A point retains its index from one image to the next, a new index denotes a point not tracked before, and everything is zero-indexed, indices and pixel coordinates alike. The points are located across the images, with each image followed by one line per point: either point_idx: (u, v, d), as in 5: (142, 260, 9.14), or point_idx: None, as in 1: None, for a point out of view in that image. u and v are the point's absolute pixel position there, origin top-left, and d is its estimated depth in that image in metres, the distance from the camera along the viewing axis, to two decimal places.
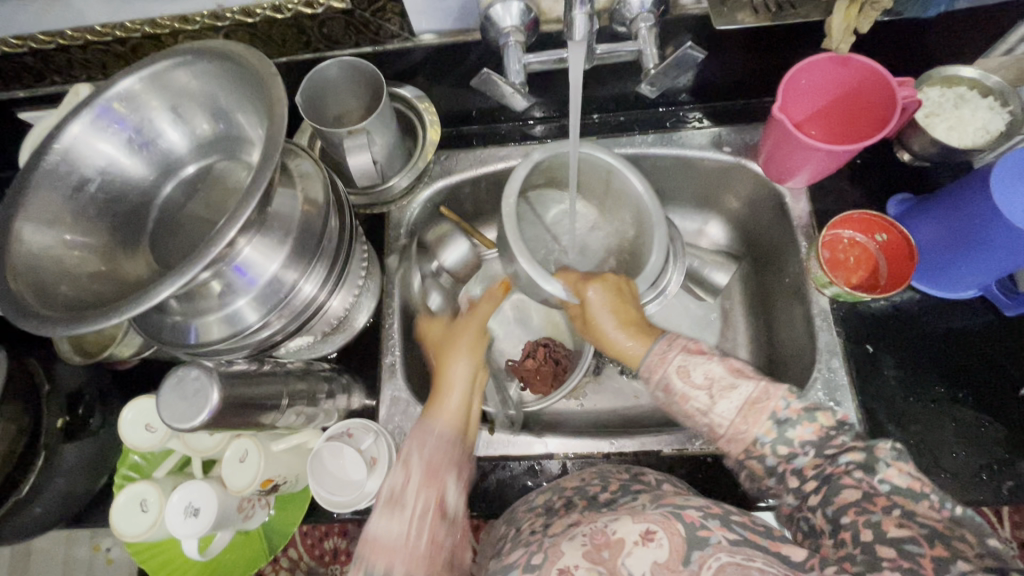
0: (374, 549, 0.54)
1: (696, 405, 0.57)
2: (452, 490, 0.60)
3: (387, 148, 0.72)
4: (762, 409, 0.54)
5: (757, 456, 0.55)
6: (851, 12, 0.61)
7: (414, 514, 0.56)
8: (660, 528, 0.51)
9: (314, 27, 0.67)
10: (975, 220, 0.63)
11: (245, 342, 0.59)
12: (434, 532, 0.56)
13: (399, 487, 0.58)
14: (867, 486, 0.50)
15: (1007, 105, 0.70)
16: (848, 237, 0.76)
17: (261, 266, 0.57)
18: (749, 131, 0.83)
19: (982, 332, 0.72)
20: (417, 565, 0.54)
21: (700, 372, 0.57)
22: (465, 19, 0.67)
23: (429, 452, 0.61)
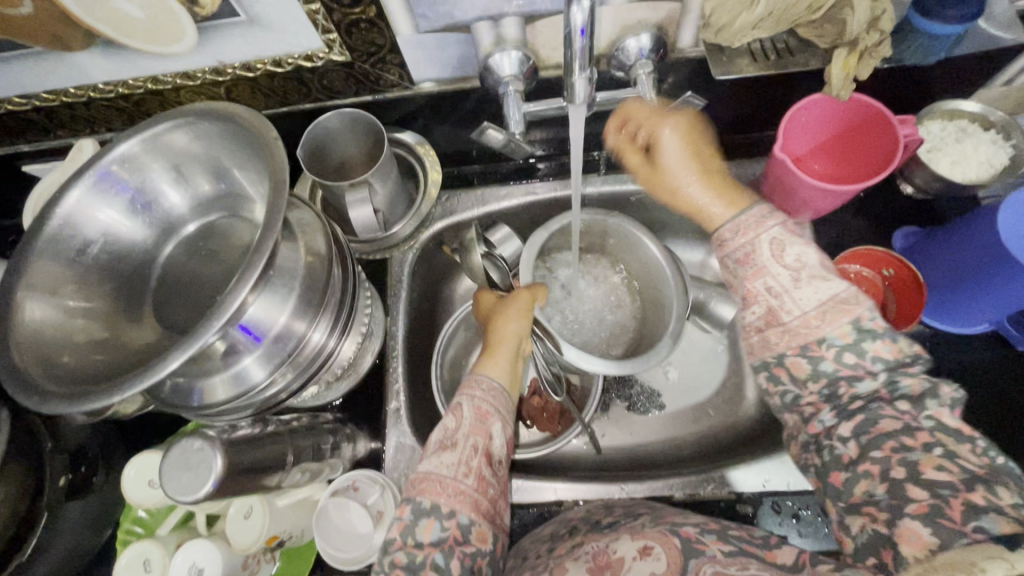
0: (427, 483, 0.57)
1: (769, 284, 0.50)
2: (498, 433, 0.62)
3: (390, 194, 0.72)
4: (846, 312, 0.48)
5: (808, 356, 0.48)
6: (851, 61, 0.59)
7: (465, 452, 0.59)
8: (658, 543, 0.54)
9: (314, 79, 0.68)
10: (983, 258, 0.63)
11: (251, 401, 0.58)
12: (482, 474, 0.59)
13: (454, 427, 0.61)
14: (909, 419, 0.46)
15: (1010, 139, 0.69)
16: (855, 271, 0.73)
17: (268, 322, 0.56)
18: (749, 166, 0.83)
19: (994, 365, 0.71)
20: (464, 500, 0.57)
21: (794, 252, 0.50)
22: (464, 68, 0.67)
23: (479, 398, 0.64)
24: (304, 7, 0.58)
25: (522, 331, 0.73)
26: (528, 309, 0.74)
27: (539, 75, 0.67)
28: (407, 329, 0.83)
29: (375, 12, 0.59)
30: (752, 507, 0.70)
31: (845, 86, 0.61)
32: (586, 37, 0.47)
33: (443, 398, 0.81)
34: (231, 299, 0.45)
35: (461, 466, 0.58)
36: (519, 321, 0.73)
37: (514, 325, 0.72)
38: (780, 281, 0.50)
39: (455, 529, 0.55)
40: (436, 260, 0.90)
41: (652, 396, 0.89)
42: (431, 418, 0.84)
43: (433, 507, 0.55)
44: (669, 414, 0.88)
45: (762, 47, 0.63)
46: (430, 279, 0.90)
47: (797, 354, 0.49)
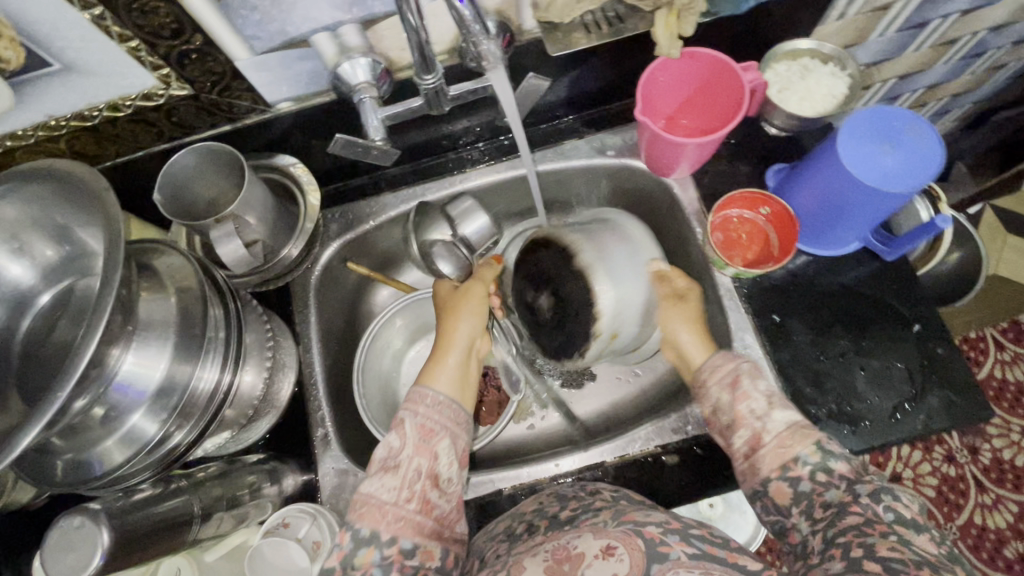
0: (368, 507, 0.58)
1: (753, 407, 0.64)
2: (443, 451, 0.63)
3: (268, 221, 0.70)
4: (808, 435, 0.61)
5: (790, 481, 0.59)
6: (671, 20, 0.62)
7: (408, 476, 0.60)
8: (621, 543, 0.56)
9: (161, 118, 0.65)
10: (835, 182, 0.67)
11: (152, 457, 0.56)
12: (426, 498, 0.60)
13: (399, 446, 0.61)
14: (870, 513, 0.55)
15: (847, 69, 0.76)
16: (736, 215, 0.78)
17: (146, 377, 0.54)
18: (627, 132, 0.87)
19: (870, 279, 0.77)
20: (400, 522, 0.58)
21: (760, 386, 0.65)
22: (317, 82, 0.66)
23: (423, 415, 0.64)
24: (122, 45, 0.55)
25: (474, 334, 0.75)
26: (479, 309, 0.77)
27: (394, 78, 0.67)
28: (322, 353, 0.81)
29: (202, 39, 0.56)
30: (678, 456, 0.73)
31: (673, 42, 0.63)
32: None
33: (370, 413, 0.80)
34: (73, 368, 0.44)
35: (404, 492, 0.59)
36: (470, 322, 0.75)
37: (468, 328, 0.75)
38: (758, 404, 0.64)
39: (396, 554, 0.57)
40: (343, 278, 0.89)
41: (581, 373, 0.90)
42: (365, 436, 0.83)
43: (373, 535, 0.57)
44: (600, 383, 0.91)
45: (595, 18, 0.66)
46: (341, 298, 0.89)
47: (781, 478, 0.60)
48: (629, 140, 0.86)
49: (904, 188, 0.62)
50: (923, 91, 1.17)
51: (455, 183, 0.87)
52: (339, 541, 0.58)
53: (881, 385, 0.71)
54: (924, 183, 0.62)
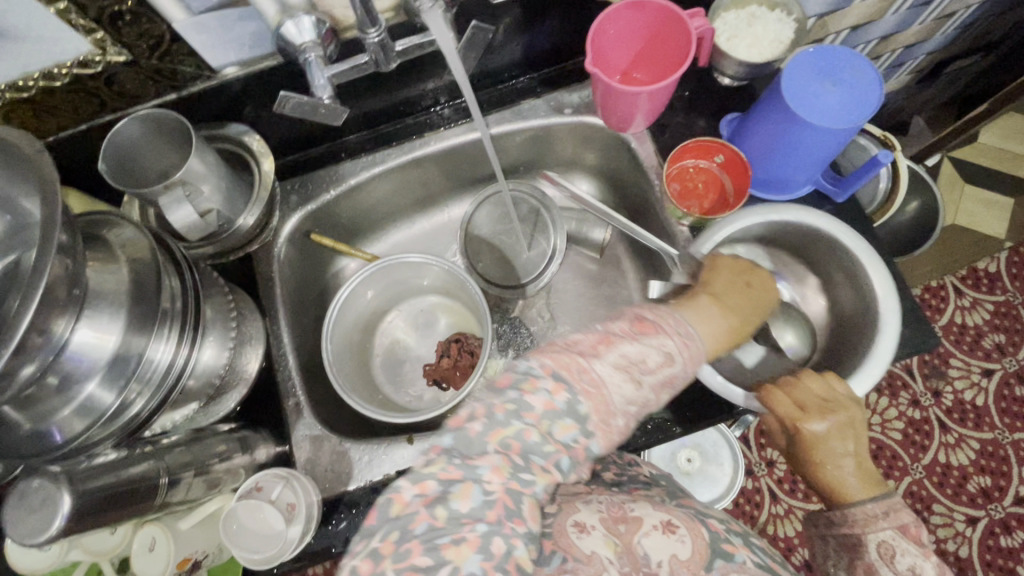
0: (592, 389, 0.45)
1: (884, 540, 0.57)
2: (668, 357, 0.49)
3: (223, 190, 0.69)
4: (865, 546, 0.58)
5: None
6: None
7: (640, 357, 0.48)
8: (683, 527, 0.56)
9: (102, 87, 0.63)
10: (780, 126, 0.68)
11: (112, 428, 0.56)
12: (630, 378, 0.47)
13: (661, 343, 0.49)
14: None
15: (793, 14, 0.76)
16: (692, 165, 0.80)
17: (98, 349, 0.53)
18: (584, 90, 0.87)
19: (824, 222, 0.79)
20: (607, 403, 0.46)
21: (904, 560, 0.55)
22: (261, 45, 0.65)
23: (683, 346, 0.50)
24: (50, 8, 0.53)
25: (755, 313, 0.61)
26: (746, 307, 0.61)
27: (340, 38, 0.66)
28: (289, 324, 0.81)
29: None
30: None
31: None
32: None
33: (341, 380, 0.80)
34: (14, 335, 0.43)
35: (633, 399, 0.47)
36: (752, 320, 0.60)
37: (771, 294, 0.64)
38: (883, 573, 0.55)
39: (559, 435, 0.44)
40: (307, 250, 0.88)
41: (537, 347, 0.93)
42: (339, 405, 0.84)
43: (516, 415, 0.43)
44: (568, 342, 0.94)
45: None
46: (307, 270, 0.89)
47: None
48: (585, 97, 0.87)
49: (843, 124, 0.63)
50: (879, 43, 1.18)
51: (415, 148, 0.87)
52: (553, 388, 0.44)
53: (832, 332, 0.76)
54: (862, 122, 0.63)
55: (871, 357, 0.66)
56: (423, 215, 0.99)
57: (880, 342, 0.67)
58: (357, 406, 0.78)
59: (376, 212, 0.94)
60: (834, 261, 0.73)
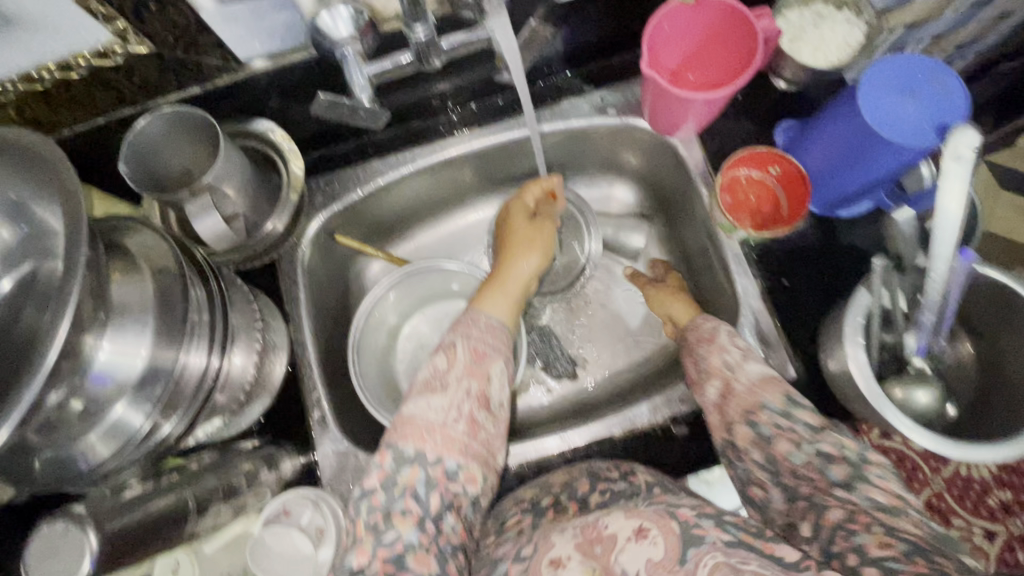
0: (411, 427, 0.59)
1: (727, 358, 0.63)
2: (494, 375, 0.63)
3: (248, 194, 0.64)
4: (779, 385, 0.58)
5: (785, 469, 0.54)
6: None
7: (456, 396, 0.60)
8: (654, 525, 0.51)
9: (122, 78, 0.58)
10: (851, 140, 0.63)
11: (141, 448, 0.53)
12: (474, 419, 0.60)
13: (448, 370, 0.62)
14: (852, 505, 0.49)
15: (863, 15, 0.70)
16: (744, 176, 0.75)
17: (127, 363, 0.50)
18: (629, 88, 0.82)
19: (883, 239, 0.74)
20: (454, 446, 0.59)
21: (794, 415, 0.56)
22: (293, 37, 0.60)
23: (474, 339, 0.64)
24: None
25: (527, 269, 0.76)
26: (541, 248, 0.79)
27: (379, 31, 0.61)
28: (313, 331, 0.77)
29: None
30: (688, 428, 0.71)
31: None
32: None
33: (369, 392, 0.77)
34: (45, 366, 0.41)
35: (449, 410, 0.60)
36: (527, 259, 0.77)
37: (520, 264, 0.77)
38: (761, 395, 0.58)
39: (441, 473, 0.58)
40: (330, 252, 0.84)
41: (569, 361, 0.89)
42: (363, 416, 0.81)
43: (418, 454, 0.57)
44: (601, 354, 0.90)
45: None
46: (330, 273, 0.85)
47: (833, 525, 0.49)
48: (630, 97, 0.81)
49: (925, 142, 0.59)
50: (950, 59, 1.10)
51: (445, 148, 0.82)
52: (380, 459, 0.59)
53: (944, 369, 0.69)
54: (950, 135, 0.58)
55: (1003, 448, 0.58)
56: (450, 216, 0.94)
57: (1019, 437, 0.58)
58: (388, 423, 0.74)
59: (402, 212, 0.90)
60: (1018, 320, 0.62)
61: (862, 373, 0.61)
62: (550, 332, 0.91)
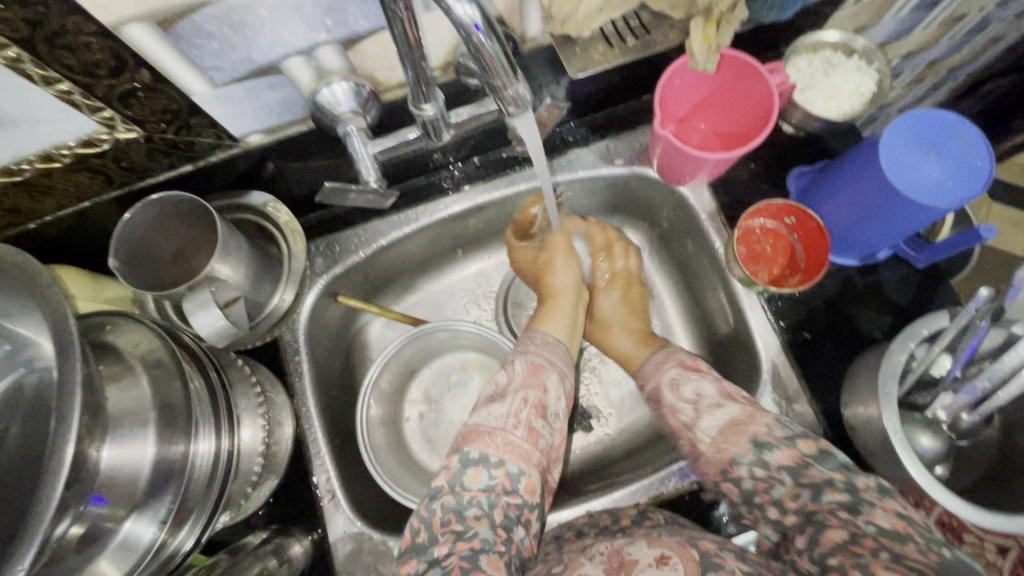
0: (476, 434, 0.62)
1: (683, 418, 0.65)
2: (551, 386, 0.66)
3: (249, 272, 0.61)
4: (743, 433, 0.60)
5: (732, 481, 0.59)
6: (710, 32, 0.55)
7: (514, 404, 0.63)
8: (675, 553, 0.53)
9: (109, 163, 0.55)
10: (874, 197, 0.62)
11: (155, 561, 0.49)
12: (532, 426, 0.63)
13: (507, 384, 0.66)
14: (852, 526, 0.51)
15: (874, 63, 0.70)
16: (760, 226, 0.73)
17: (132, 467, 0.46)
18: (635, 137, 0.80)
19: (902, 287, 0.72)
20: (515, 452, 0.61)
21: (690, 388, 0.66)
22: (291, 112, 0.57)
23: (531, 352, 0.70)
24: (49, 89, 0.45)
25: (569, 279, 0.79)
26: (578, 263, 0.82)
27: (382, 101, 0.58)
28: (318, 402, 0.74)
29: (150, 74, 0.46)
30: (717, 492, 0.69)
31: (711, 57, 0.57)
32: (483, 33, 0.36)
33: (379, 466, 0.74)
34: (36, 525, 0.35)
35: (509, 414, 0.63)
36: (568, 269, 0.80)
37: (565, 276, 0.79)
38: (686, 413, 0.65)
39: (503, 478, 0.59)
40: (331, 314, 0.80)
41: (582, 414, 0.86)
42: (371, 487, 0.77)
43: (483, 456, 0.60)
44: (613, 405, 0.87)
45: (615, 29, 0.60)
46: (331, 335, 0.81)
47: (726, 478, 0.60)
48: (636, 147, 0.80)
49: (954, 200, 0.57)
50: (949, 87, 1.09)
51: (446, 208, 0.79)
52: (444, 474, 0.60)
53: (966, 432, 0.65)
54: (976, 193, 0.57)
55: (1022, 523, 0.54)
56: (453, 267, 0.91)
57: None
58: (401, 498, 0.72)
59: (404, 266, 0.87)
60: None
61: (886, 374, 0.60)
62: None
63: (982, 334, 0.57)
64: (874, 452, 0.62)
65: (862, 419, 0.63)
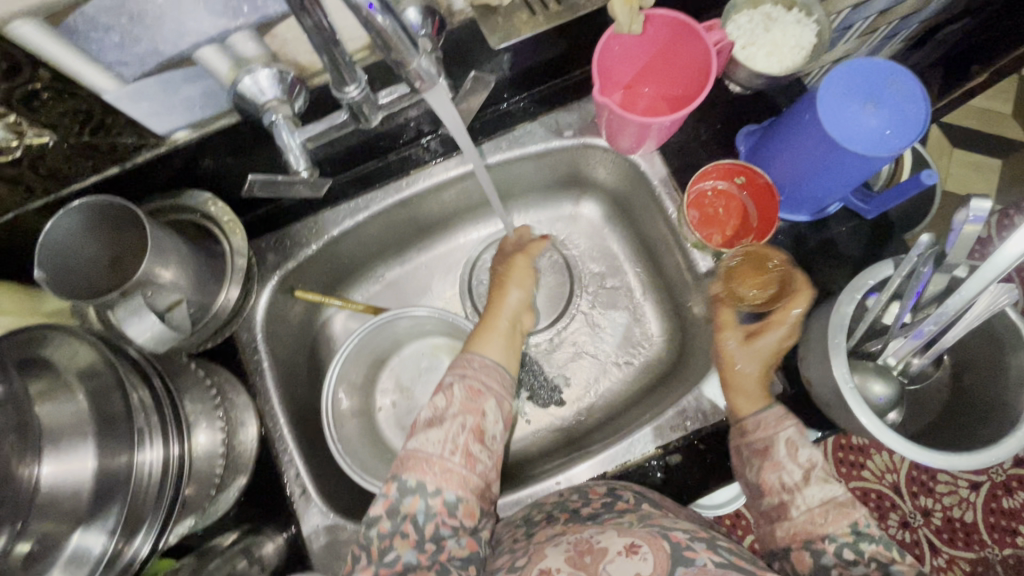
0: (414, 460, 0.62)
1: (784, 478, 0.58)
2: (489, 410, 0.66)
3: (190, 274, 0.59)
4: (846, 515, 0.55)
5: (809, 550, 0.55)
6: None
7: (452, 429, 0.63)
8: (645, 541, 0.54)
9: (29, 173, 0.53)
10: (816, 150, 0.62)
11: None
12: (470, 451, 0.63)
13: (445, 407, 0.65)
14: (867, 565, 0.53)
15: (813, 15, 0.69)
16: (711, 188, 0.73)
17: (76, 477, 0.46)
18: (583, 107, 0.78)
19: (855, 239, 0.73)
20: (453, 479, 0.61)
21: (805, 453, 0.58)
22: (214, 104, 0.55)
23: (470, 377, 0.68)
24: None
25: (512, 304, 0.78)
26: (527, 282, 0.80)
27: (309, 88, 0.57)
28: (282, 400, 0.73)
29: (50, 75, 0.44)
30: (682, 455, 0.70)
31: (634, 20, 0.56)
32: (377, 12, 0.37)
33: (348, 457, 0.74)
34: None
35: (446, 441, 0.63)
36: (517, 291, 0.79)
37: (512, 296, 0.78)
38: (792, 476, 0.58)
39: (440, 505, 0.60)
40: (291, 311, 0.79)
41: (553, 389, 0.87)
42: (345, 480, 0.77)
43: (420, 485, 0.60)
44: (583, 378, 0.87)
45: None
46: (293, 331, 0.80)
47: (801, 547, 0.55)
48: (585, 116, 0.78)
49: (891, 148, 0.57)
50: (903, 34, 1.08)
51: (401, 188, 0.78)
52: (386, 491, 0.61)
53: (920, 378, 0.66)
54: (918, 136, 0.57)
55: (965, 457, 0.55)
56: (415, 251, 0.91)
57: (978, 451, 0.54)
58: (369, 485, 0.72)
59: (363, 255, 0.85)
60: (999, 349, 0.59)
61: (835, 327, 0.60)
62: (531, 359, 0.88)
63: (927, 278, 0.58)
64: (830, 402, 0.63)
65: (816, 371, 0.63)
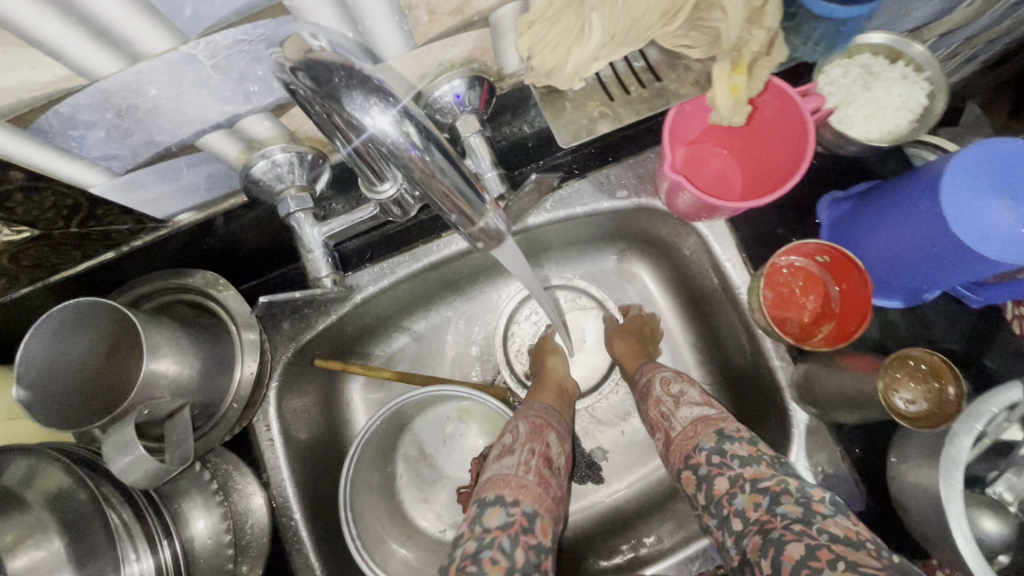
0: (493, 482, 0.57)
1: (661, 409, 0.63)
2: (555, 442, 0.62)
3: (195, 373, 0.52)
4: (712, 423, 0.58)
5: (691, 467, 0.57)
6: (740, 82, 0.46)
7: (524, 455, 0.58)
8: None
9: (11, 267, 0.46)
10: (931, 242, 0.52)
11: None
12: (543, 473, 0.58)
13: (511, 440, 0.61)
14: (809, 538, 0.48)
15: (924, 72, 0.58)
16: (787, 265, 0.63)
17: None
18: (640, 163, 0.69)
19: (953, 329, 0.63)
20: (529, 492, 0.55)
21: (677, 386, 0.64)
22: (223, 186, 0.47)
23: (534, 415, 0.64)
24: None
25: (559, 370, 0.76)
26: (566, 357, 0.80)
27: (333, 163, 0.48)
28: (296, 483, 0.66)
29: (25, 176, 0.36)
30: None
31: (737, 111, 0.47)
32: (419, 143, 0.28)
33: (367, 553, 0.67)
34: None
35: (520, 463, 0.57)
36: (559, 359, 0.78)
37: (558, 364, 0.77)
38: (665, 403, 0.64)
39: (519, 516, 0.54)
40: (307, 380, 0.72)
41: (591, 465, 0.79)
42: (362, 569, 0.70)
43: (496, 496, 0.54)
44: (625, 454, 0.79)
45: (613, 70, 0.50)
46: (309, 400, 0.73)
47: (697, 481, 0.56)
48: (642, 173, 0.69)
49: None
50: None
51: (432, 253, 0.69)
52: None
53: None
54: None
55: None
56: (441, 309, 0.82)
57: None
58: None
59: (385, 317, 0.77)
60: None
61: (948, 461, 0.50)
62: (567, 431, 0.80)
63: None
64: (926, 532, 0.54)
65: (912, 496, 0.54)
